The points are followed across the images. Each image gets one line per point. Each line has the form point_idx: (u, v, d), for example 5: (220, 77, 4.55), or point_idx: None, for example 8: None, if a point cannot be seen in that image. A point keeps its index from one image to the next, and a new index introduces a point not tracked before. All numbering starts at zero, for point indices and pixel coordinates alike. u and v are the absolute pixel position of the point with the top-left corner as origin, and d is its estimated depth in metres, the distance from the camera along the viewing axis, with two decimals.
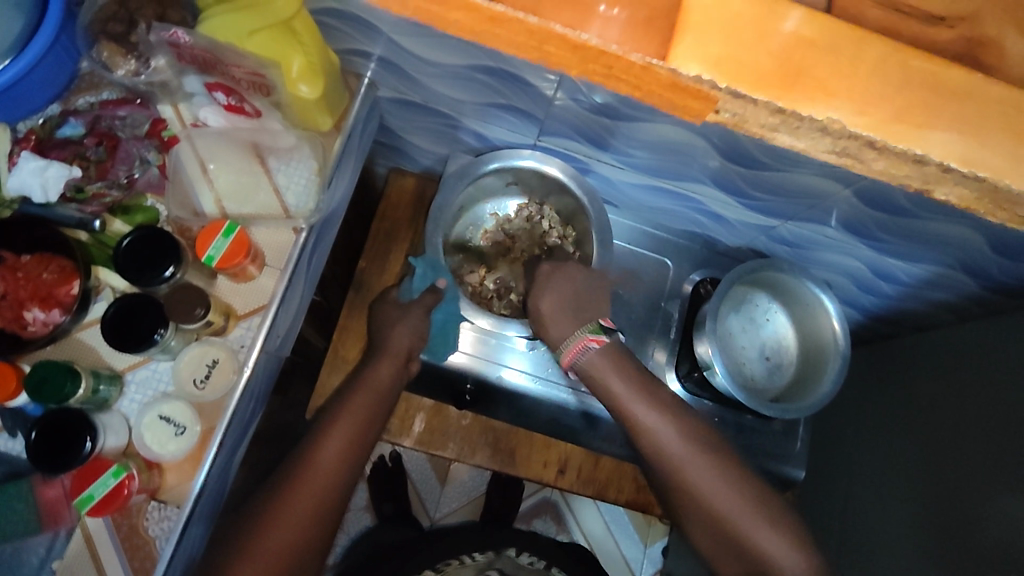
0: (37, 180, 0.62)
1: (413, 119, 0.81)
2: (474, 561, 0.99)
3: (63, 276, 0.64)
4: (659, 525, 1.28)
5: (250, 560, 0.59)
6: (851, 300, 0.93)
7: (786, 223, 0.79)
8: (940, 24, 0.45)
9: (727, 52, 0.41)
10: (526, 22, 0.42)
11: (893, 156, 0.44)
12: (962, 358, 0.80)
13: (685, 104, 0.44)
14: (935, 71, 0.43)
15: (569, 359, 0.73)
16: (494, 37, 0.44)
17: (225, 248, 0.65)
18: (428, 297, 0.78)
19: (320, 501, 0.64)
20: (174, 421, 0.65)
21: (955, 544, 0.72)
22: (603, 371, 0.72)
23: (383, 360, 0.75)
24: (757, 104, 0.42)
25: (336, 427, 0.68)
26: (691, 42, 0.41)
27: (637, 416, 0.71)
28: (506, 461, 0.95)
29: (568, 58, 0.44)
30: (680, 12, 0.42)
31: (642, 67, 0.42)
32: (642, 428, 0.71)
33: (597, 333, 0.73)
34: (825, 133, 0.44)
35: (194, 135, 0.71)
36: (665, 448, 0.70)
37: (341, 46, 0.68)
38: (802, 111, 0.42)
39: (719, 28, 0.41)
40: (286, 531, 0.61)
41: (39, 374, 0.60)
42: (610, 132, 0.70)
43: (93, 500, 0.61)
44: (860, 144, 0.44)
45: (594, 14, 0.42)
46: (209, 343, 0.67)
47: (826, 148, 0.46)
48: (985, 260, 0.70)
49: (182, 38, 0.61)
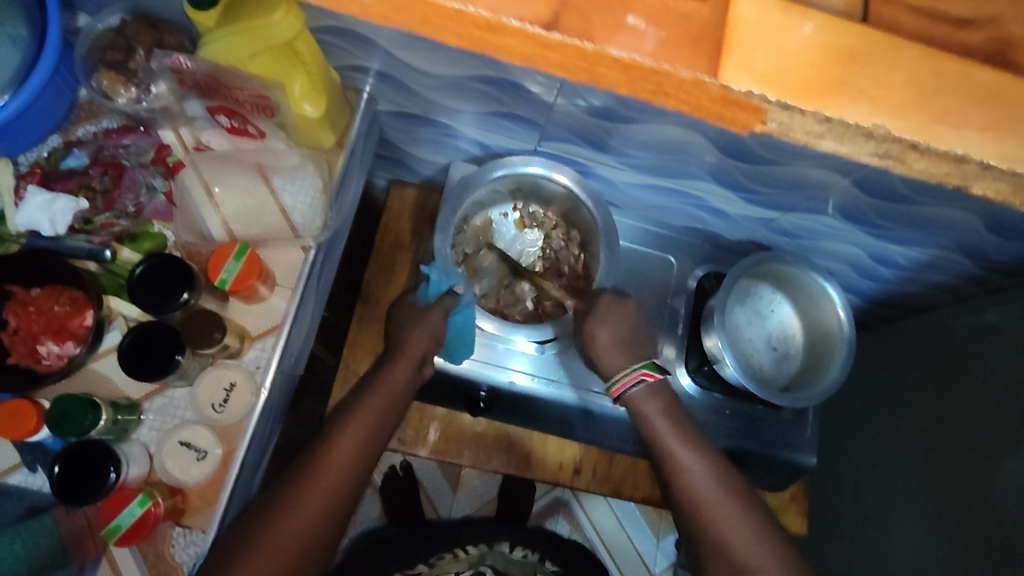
0: (44, 214, 0.63)
1: (411, 130, 0.81)
2: (467, 555, 1.01)
3: (75, 308, 0.64)
4: (670, 518, 1.29)
5: (259, 557, 0.56)
6: (852, 286, 0.95)
7: (786, 214, 0.80)
8: (969, 26, 0.46)
9: (774, 66, 0.43)
10: (580, 46, 0.42)
11: (934, 157, 0.44)
12: (963, 334, 0.82)
13: (731, 118, 0.45)
14: (968, 77, 0.44)
15: (622, 389, 0.74)
16: (546, 61, 0.43)
17: (237, 270, 0.65)
18: (448, 299, 0.77)
19: (333, 495, 0.62)
20: (195, 446, 0.65)
21: (968, 516, 0.74)
22: (650, 409, 0.73)
23: (398, 363, 0.75)
24: (806, 116, 0.43)
25: (349, 425, 0.68)
26: (737, 62, 0.43)
27: (679, 459, 0.70)
28: (521, 465, 0.95)
29: (619, 78, 0.44)
30: (725, 34, 0.43)
31: (694, 84, 0.43)
32: (684, 476, 0.69)
33: (651, 370, 0.74)
34: (869, 138, 0.44)
35: (198, 159, 0.71)
36: (701, 492, 0.68)
37: (341, 63, 0.68)
38: (848, 119, 0.43)
39: (767, 44, 0.43)
40: (299, 520, 0.59)
41: (59, 408, 0.60)
42: (610, 134, 0.70)
43: (120, 529, 0.61)
44: (903, 147, 0.44)
45: (624, 27, 0.42)
46: (225, 367, 0.67)
47: (868, 153, 0.45)
48: (983, 241, 0.72)
49: (185, 64, 0.63)
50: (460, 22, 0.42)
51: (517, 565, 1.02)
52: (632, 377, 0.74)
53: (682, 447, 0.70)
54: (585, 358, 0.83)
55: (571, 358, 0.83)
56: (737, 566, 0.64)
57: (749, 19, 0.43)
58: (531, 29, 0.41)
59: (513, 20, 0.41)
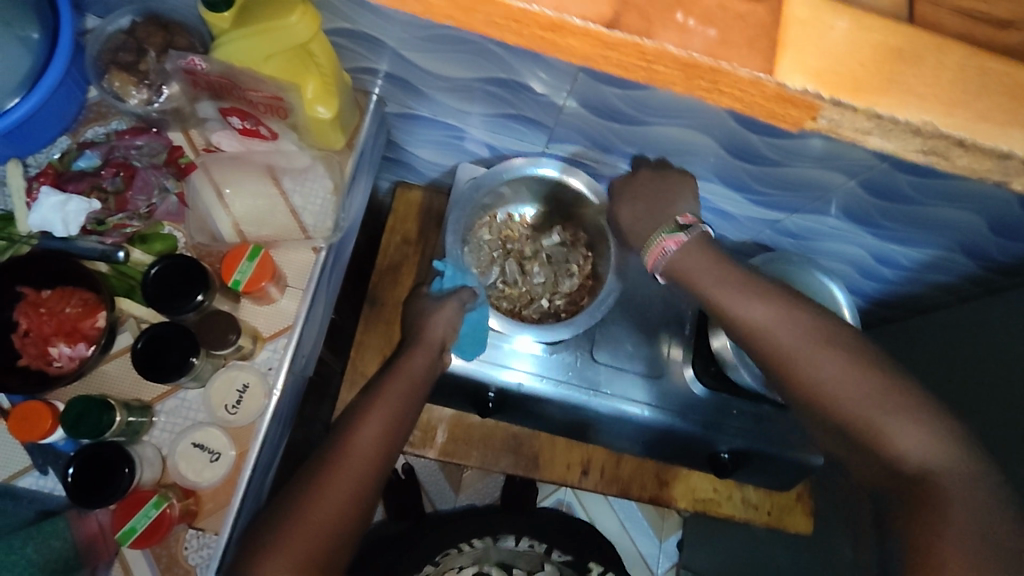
0: (57, 215, 0.63)
1: (419, 132, 0.82)
2: (472, 549, 1.02)
3: (87, 309, 0.64)
4: (672, 520, 1.30)
5: (286, 548, 0.57)
6: (854, 287, 0.96)
7: (791, 215, 0.81)
8: (1008, 27, 0.47)
9: (825, 65, 0.43)
10: (640, 44, 0.42)
11: (978, 152, 0.46)
12: (965, 331, 0.83)
13: (784, 114, 0.45)
14: (1009, 72, 0.45)
15: (653, 264, 0.67)
16: (602, 60, 0.44)
17: (251, 271, 0.66)
18: (465, 293, 0.77)
19: (362, 481, 0.63)
20: (208, 448, 0.64)
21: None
22: (689, 268, 0.63)
23: (417, 349, 0.75)
24: (856, 112, 0.44)
25: (372, 413, 0.68)
26: (793, 58, 0.43)
27: (722, 302, 0.61)
28: (530, 465, 0.96)
29: (675, 76, 0.44)
30: (778, 31, 0.43)
31: (750, 81, 0.43)
32: (741, 322, 0.60)
33: (674, 232, 0.66)
34: (916, 134, 0.45)
35: (209, 161, 0.71)
36: (766, 332, 0.59)
37: (351, 65, 0.69)
38: (899, 116, 0.44)
39: (814, 42, 0.43)
40: (324, 513, 0.60)
41: (76, 409, 0.60)
42: (619, 135, 0.71)
43: (135, 532, 0.60)
44: (949, 143, 0.45)
45: (670, 23, 0.42)
46: (237, 368, 0.67)
47: (915, 149, 0.47)
48: (985, 241, 0.73)
49: (199, 65, 0.62)
50: (522, 21, 0.42)
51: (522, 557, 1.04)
52: (658, 248, 0.66)
53: (726, 287, 0.61)
54: (593, 358, 0.83)
55: (580, 358, 0.83)
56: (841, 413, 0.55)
57: (801, 18, 0.44)
58: (592, 26, 0.41)
59: (576, 18, 0.41)
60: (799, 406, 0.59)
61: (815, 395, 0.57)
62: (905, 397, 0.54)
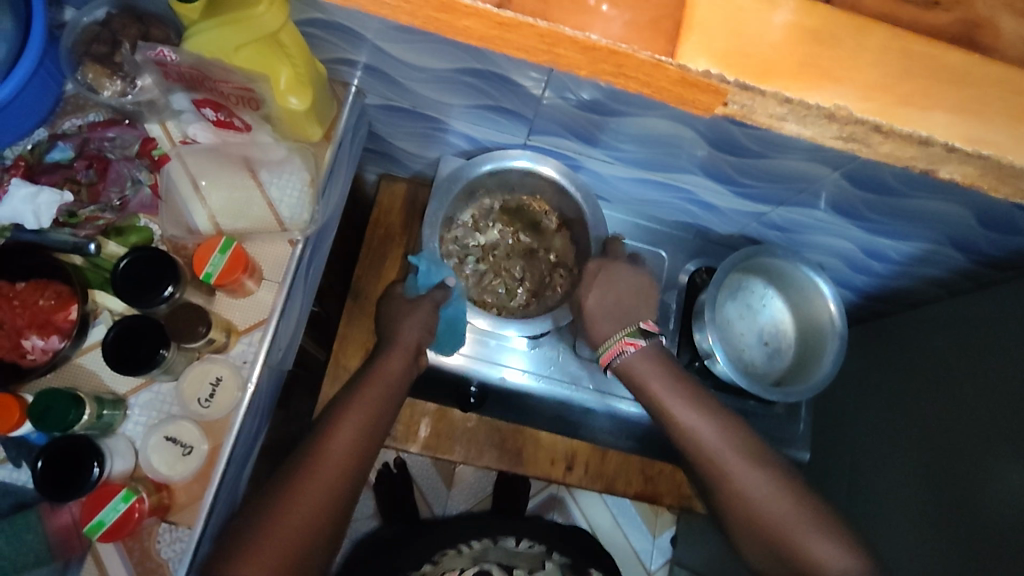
0: (28, 207, 0.62)
1: (399, 124, 0.81)
2: (470, 550, 1.01)
3: (61, 302, 0.64)
4: (666, 516, 1.29)
5: (252, 556, 0.55)
6: (844, 280, 0.94)
7: (776, 208, 0.80)
8: (935, 8, 0.48)
9: (733, 48, 0.44)
10: (536, 26, 0.43)
11: (898, 138, 0.46)
12: (954, 326, 0.81)
13: (692, 99, 0.46)
14: (936, 55, 0.46)
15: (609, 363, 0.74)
16: (502, 42, 0.45)
17: (222, 263, 0.65)
18: (437, 292, 0.76)
19: (331, 488, 0.62)
20: (181, 442, 0.64)
21: (959, 522, 0.70)
22: (642, 374, 0.72)
23: (394, 352, 0.74)
24: (765, 96, 0.45)
25: (346, 418, 0.67)
26: (696, 41, 0.44)
27: (679, 421, 0.70)
28: (513, 461, 0.96)
29: (578, 58, 0.45)
30: (686, 13, 0.44)
31: (652, 65, 0.44)
32: (692, 436, 0.69)
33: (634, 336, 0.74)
34: (831, 120, 0.46)
35: (184, 152, 0.71)
36: (719, 460, 0.67)
37: (328, 56, 0.68)
38: (809, 99, 0.45)
39: (723, 25, 0.44)
40: (297, 511, 0.59)
41: (43, 402, 0.60)
42: (598, 127, 0.70)
43: (103, 525, 0.60)
44: (865, 128, 0.46)
45: (595, 14, 0.44)
46: (210, 361, 0.66)
47: (833, 135, 0.48)
48: (974, 234, 0.72)
49: (168, 56, 0.62)
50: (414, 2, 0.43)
51: (523, 557, 1.02)
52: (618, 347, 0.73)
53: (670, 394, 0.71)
54: (577, 355, 0.82)
55: (563, 354, 0.83)
56: (761, 518, 0.64)
57: None
58: (483, 6, 0.43)
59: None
60: (739, 540, 0.66)
61: (738, 504, 0.66)
62: (825, 524, 0.62)
